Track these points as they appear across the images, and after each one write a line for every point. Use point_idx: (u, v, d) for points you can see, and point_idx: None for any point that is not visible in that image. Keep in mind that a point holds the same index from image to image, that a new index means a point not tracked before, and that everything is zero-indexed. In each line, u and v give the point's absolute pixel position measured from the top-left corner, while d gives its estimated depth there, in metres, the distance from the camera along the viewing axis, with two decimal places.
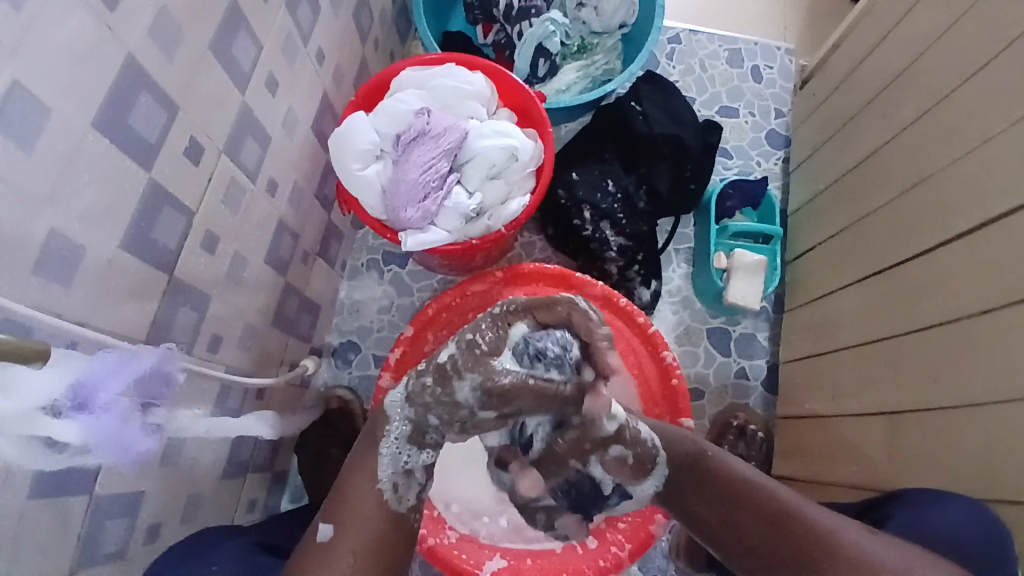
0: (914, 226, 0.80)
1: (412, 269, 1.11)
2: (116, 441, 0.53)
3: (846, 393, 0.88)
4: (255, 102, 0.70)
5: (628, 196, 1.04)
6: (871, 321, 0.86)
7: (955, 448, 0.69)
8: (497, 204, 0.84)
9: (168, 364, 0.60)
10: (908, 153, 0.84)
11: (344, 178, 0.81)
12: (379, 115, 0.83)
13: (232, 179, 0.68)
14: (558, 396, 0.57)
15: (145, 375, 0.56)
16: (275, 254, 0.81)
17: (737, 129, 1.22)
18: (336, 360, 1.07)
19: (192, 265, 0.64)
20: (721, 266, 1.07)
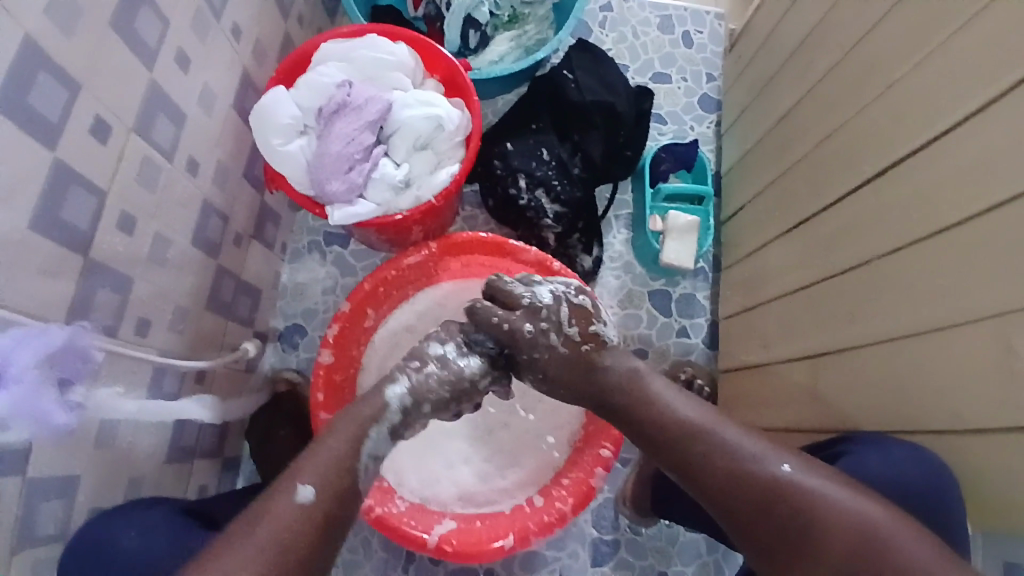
0: (828, 175, 0.84)
1: (353, 248, 1.12)
2: (33, 411, 0.52)
3: (776, 341, 0.93)
4: (167, 79, 0.69)
5: (563, 163, 1.06)
6: (797, 269, 0.89)
7: (869, 382, 0.73)
8: (426, 174, 0.85)
9: (84, 341, 0.60)
10: (821, 107, 0.87)
11: (268, 154, 0.80)
12: (299, 89, 0.82)
13: (147, 157, 0.67)
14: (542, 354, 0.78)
15: (60, 351, 0.56)
16: (203, 235, 0.81)
17: (671, 94, 1.24)
18: (281, 344, 1.07)
19: (111, 245, 0.63)
20: (657, 229, 1.10)
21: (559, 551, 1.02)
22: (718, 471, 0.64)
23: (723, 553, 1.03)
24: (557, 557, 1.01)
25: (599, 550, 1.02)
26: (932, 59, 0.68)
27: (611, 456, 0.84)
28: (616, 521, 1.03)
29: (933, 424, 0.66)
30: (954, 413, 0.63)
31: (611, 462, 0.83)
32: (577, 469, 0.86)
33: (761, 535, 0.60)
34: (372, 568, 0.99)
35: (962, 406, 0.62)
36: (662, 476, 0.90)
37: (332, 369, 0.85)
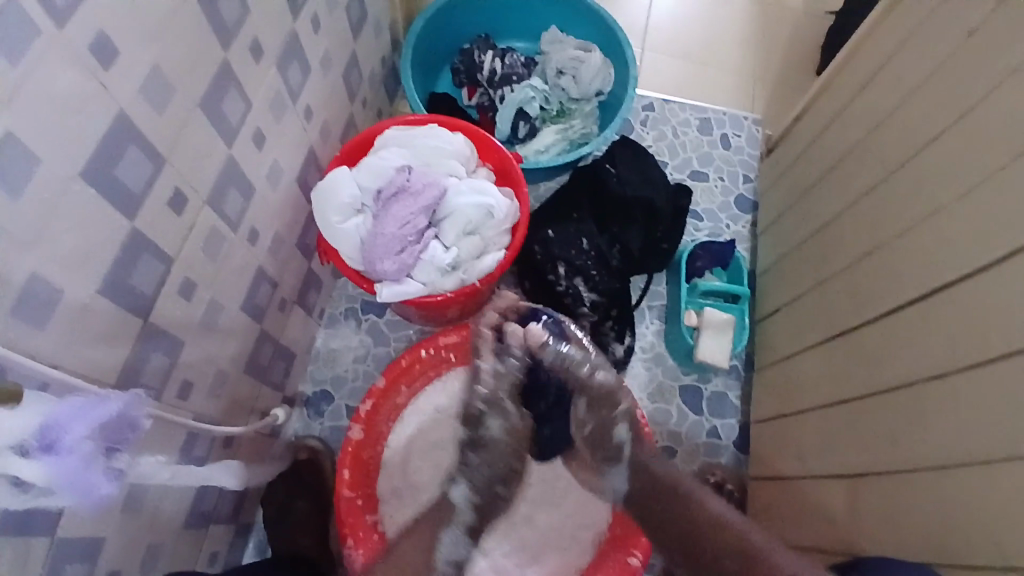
0: (870, 289, 0.84)
1: (388, 319, 1.13)
2: (80, 486, 0.47)
3: (813, 454, 0.90)
4: (241, 155, 0.73)
5: (601, 254, 1.09)
6: (836, 382, 0.88)
7: (911, 507, 0.70)
8: (472, 259, 0.87)
9: (138, 407, 0.57)
10: (864, 221, 0.89)
11: (324, 228, 0.83)
12: (362, 171, 0.86)
13: (214, 228, 0.70)
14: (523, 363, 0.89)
15: (113, 420, 0.52)
16: (252, 301, 0.83)
17: (708, 192, 1.28)
18: (307, 410, 1.06)
19: (169, 310, 0.65)
20: (692, 323, 1.11)
21: None
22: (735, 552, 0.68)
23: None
24: None
25: None
26: (977, 192, 0.69)
27: (639, 565, 0.82)
28: None
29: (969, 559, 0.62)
30: (994, 547, 0.59)
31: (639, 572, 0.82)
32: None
33: None
34: None
35: (1004, 543, 0.58)
36: None
37: (362, 445, 0.84)
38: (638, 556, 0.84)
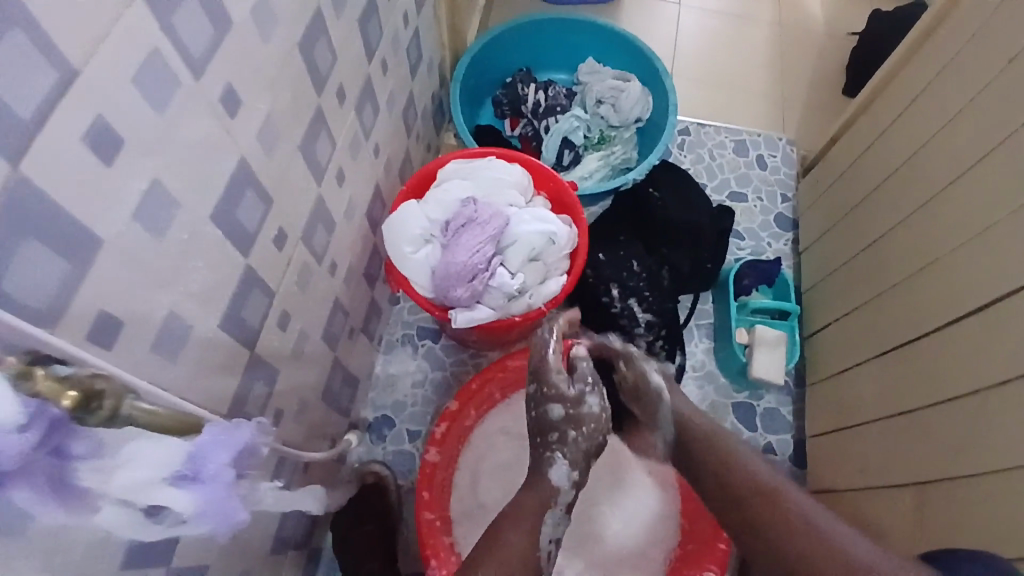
0: (927, 302, 0.86)
1: (444, 344, 1.16)
2: (219, 512, 0.50)
3: (875, 467, 0.91)
4: (327, 192, 0.77)
5: (652, 275, 1.12)
6: (895, 395, 0.90)
7: (986, 513, 0.71)
8: (536, 284, 0.91)
9: (259, 437, 0.60)
10: (916, 237, 0.91)
11: (396, 259, 0.87)
12: (429, 203, 0.90)
13: (305, 261, 0.74)
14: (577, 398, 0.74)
15: (244, 449, 0.54)
16: (329, 330, 0.86)
17: (747, 212, 1.31)
18: (370, 435, 1.09)
19: (269, 340, 0.69)
20: (743, 341, 1.13)
21: None
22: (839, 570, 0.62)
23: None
24: None
25: None
26: None
27: None
28: None
29: None
30: None
31: None
32: None
33: None
34: None
35: None
36: None
37: (437, 467, 0.87)
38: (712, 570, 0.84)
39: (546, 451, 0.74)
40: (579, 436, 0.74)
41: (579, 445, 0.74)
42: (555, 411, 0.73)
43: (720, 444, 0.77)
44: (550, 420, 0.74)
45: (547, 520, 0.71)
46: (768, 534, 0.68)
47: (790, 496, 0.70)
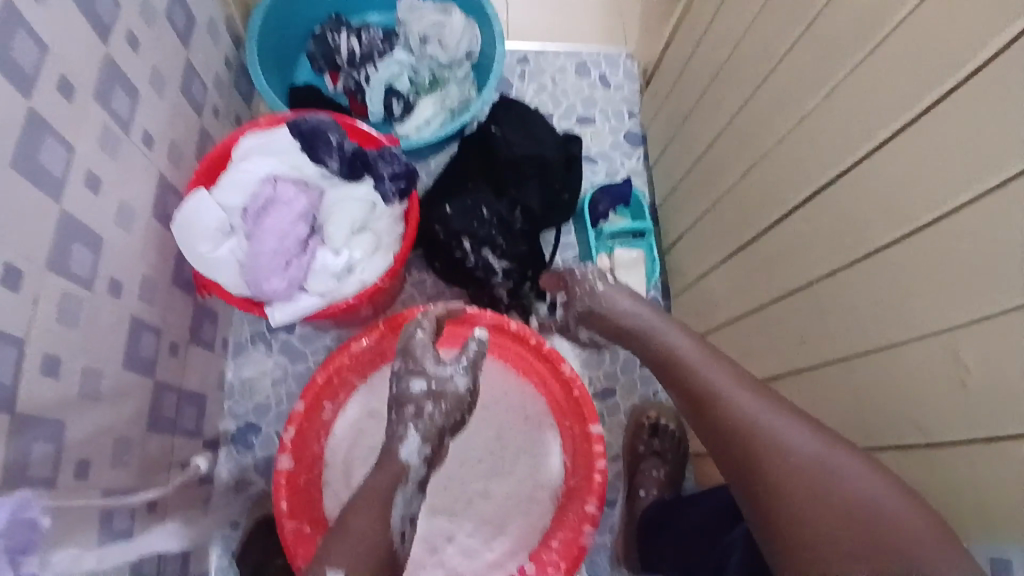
0: (760, 200, 0.87)
1: (301, 333, 1.08)
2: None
3: (737, 364, 0.95)
4: (77, 206, 0.65)
5: (503, 220, 1.06)
6: (744, 294, 0.92)
7: (831, 396, 0.76)
8: (367, 257, 0.83)
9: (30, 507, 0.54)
10: (744, 137, 0.90)
11: (196, 262, 0.76)
12: (223, 190, 0.79)
13: (66, 291, 0.63)
14: (449, 389, 0.71)
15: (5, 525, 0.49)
16: (137, 355, 0.76)
17: (597, 134, 1.28)
18: (235, 446, 1.01)
19: (37, 393, 0.59)
20: (605, 267, 1.12)
21: None
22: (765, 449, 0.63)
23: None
24: None
25: None
26: (835, 96, 0.71)
27: (596, 511, 0.83)
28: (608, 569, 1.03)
29: (892, 439, 0.67)
30: (913, 425, 0.65)
31: (598, 518, 0.82)
32: (564, 529, 0.85)
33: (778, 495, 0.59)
34: None
35: (920, 418, 0.64)
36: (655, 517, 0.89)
37: (296, 474, 0.82)
38: (594, 503, 0.84)
39: (399, 425, 0.70)
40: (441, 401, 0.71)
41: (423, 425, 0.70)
42: (416, 383, 0.71)
43: (650, 337, 0.80)
44: (407, 394, 0.71)
45: (397, 498, 0.66)
46: (716, 414, 0.67)
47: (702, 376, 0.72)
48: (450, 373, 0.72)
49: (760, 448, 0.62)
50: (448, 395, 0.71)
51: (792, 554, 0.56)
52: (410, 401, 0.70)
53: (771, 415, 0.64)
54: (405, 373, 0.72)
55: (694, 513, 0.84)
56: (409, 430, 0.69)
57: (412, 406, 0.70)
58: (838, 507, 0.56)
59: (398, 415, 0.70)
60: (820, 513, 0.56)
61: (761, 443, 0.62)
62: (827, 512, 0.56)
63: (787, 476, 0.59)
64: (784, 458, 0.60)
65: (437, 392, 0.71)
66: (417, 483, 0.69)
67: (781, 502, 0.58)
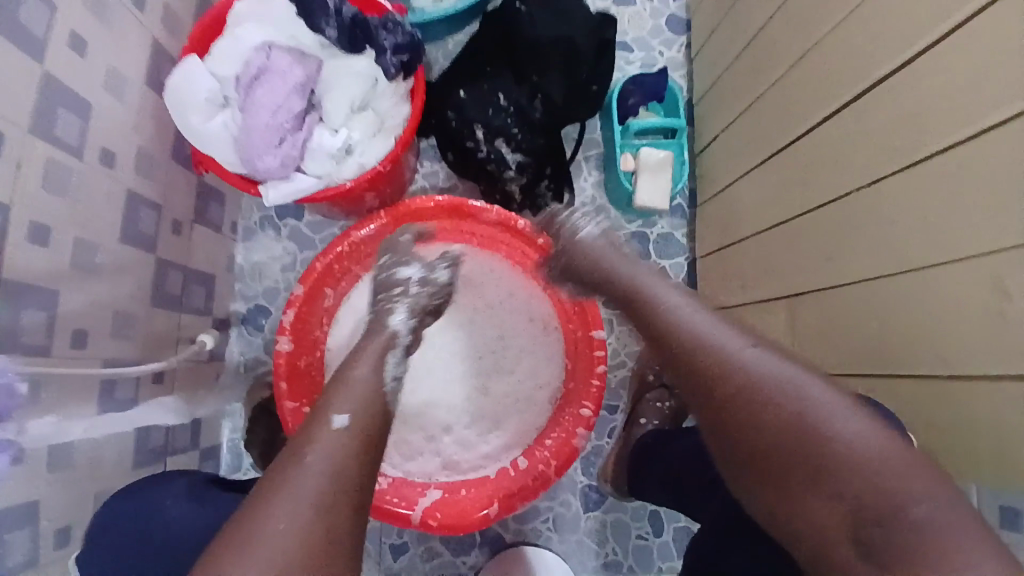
0: (806, 101, 0.77)
1: (309, 220, 1.06)
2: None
3: (756, 281, 0.90)
4: (58, 67, 0.61)
5: (521, 109, 0.98)
6: (773, 205, 0.84)
7: (857, 319, 0.70)
8: (367, 139, 0.79)
9: (3, 374, 0.55)
10: (797, 24, 0.79)
11: (188, 134, 0.73)
12: (215, 57, 0.74)
13: (50, 158, 0.60)
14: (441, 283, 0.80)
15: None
16: (136, 230, 0.75)
17: (636, 18, 1.14)
18: (246, 327, 1.03)
19: (24, 262, 0.58)
20: (629, 168, 1.04)
21: (552, 501, 1.07)
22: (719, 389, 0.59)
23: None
24: (550, 506, 1.06)
25: (590, 498, 1.07)
26: None
27: (591, 416, 0.83)
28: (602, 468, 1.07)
29: (916, 369, 0.63)
30: (939, 358, 0.60)
31: (592, 422, 0.83)
32: (559, 430, 0.86)
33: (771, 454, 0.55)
34: (368, 538, 1.04)
35: (950, 351, 0.58)
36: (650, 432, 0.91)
37: (297, 356, 0.84)
38: (588, 407, 0.84)
39: (388, 301, 0.75)
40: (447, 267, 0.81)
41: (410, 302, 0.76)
42: (405, 270, 0.78)
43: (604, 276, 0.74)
44: (397, 277, 0.77)
45: (393, 353, 0.70)
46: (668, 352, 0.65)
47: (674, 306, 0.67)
48: (440, 269, 0.80)
49: (718, 384, 0.59)
50: (436, 284, 0.79)
51: (788, 496, 0.54)
52: (404, 283, 0.77)
53: (742, 348, 0.60)
54: (395, 263, 0.78)
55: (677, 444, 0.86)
56: (398, 305, 0.75)
57: (403, 293, 0.76)
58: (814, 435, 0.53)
59: (384, 298, 0.76)
60: (794, 450, 0.54)
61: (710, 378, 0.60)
62: (795, 442, 0.54)
63: (749, 410, 0.57)
64: (750, 390, 0.57)
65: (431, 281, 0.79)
66: (405, 348, 0.73)
67: (743, 433, 0.57)
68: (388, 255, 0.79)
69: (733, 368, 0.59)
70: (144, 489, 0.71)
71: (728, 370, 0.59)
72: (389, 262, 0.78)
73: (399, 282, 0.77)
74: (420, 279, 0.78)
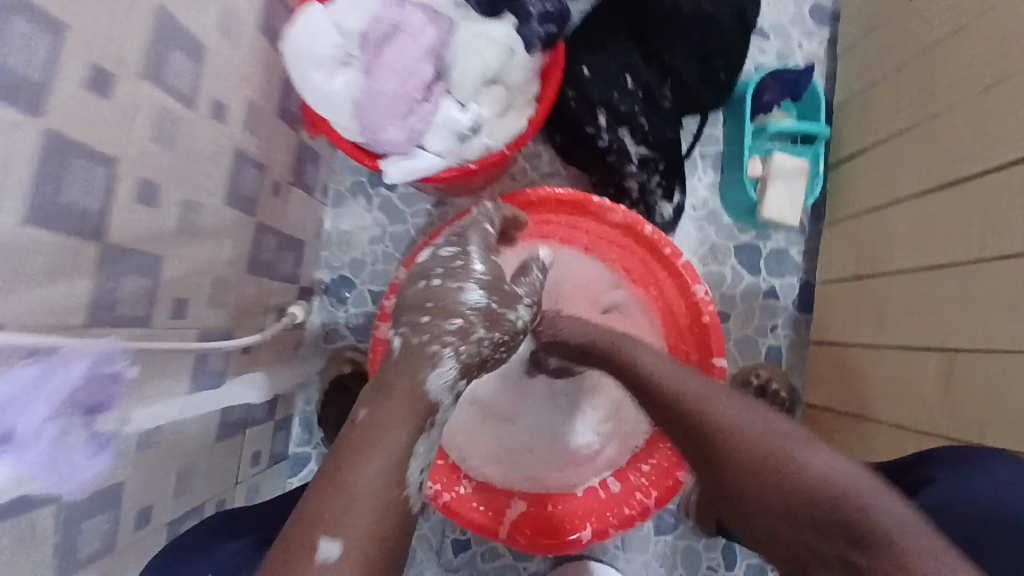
0: (994, 126, 0.67)
1: (402, 192, 0.99)
2: (54, 467, 0.46)
3: (892, 322, 0.80)
4: (178, 2, 0.53)
5: (649, 95, 0.90)
6: (930, 244, 0.75)
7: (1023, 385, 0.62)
8: (495, 118, 0.72)
9: (111, 362, 0.49)
10: (997, 34, 0.68)
11: (306, 91, 0.66)
12: (340, 6, 0.66)
13: (164, 109, 0.53)
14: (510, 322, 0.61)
15: (87, 383, 0.47)
16: (238, 191, 0.69)
17: (777, 2, 1.02)
18: (328, 298, 0.98)
19: (130, 224, 0.52)
20: (756, 173, 0.95)
21: None
22: (744, 448, 0.54)
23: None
24: None
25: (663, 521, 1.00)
26: None
27: None
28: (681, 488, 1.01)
29: None
30: None
31: None
32: (658, 457, 0.80)
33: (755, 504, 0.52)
34: (431, 527, 1.00)
35: None
36: None
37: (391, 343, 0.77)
38: None
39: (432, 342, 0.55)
40: (530, 304, 0.64)
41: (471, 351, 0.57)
42: (470, 293, 0.58)
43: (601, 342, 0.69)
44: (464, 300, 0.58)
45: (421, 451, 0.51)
46: (676, 415, 0.61)
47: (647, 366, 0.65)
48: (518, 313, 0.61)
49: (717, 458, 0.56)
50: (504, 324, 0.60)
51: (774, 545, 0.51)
52: (466, 312, 0.57)
53: (728, 406, 0.57)
54: (461, 273, 0.59)
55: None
56: (447, 356, 0.55)
57: (470, 313, 0.57)
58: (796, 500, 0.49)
59: (428, 320, 0.57)
60: (783, 495, 0.50)
61: (718, 442, 0.56)
62: (772, 519, 0.51)
63: (744, 469, 0.53)
64: (742, 440, 0.54)
65: (506, 314, 0.60)
66: (442, 423, 0.55)
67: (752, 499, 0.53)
68: (453, 268, 0.59)
69: (756, 428, 0.55)
70: (207, 535, 0.65)
71: (742, 427, 0.55)
72: (445, 276, 0.59)
73: (462, 315, 0.57)
74: (494, 300, 0.60)
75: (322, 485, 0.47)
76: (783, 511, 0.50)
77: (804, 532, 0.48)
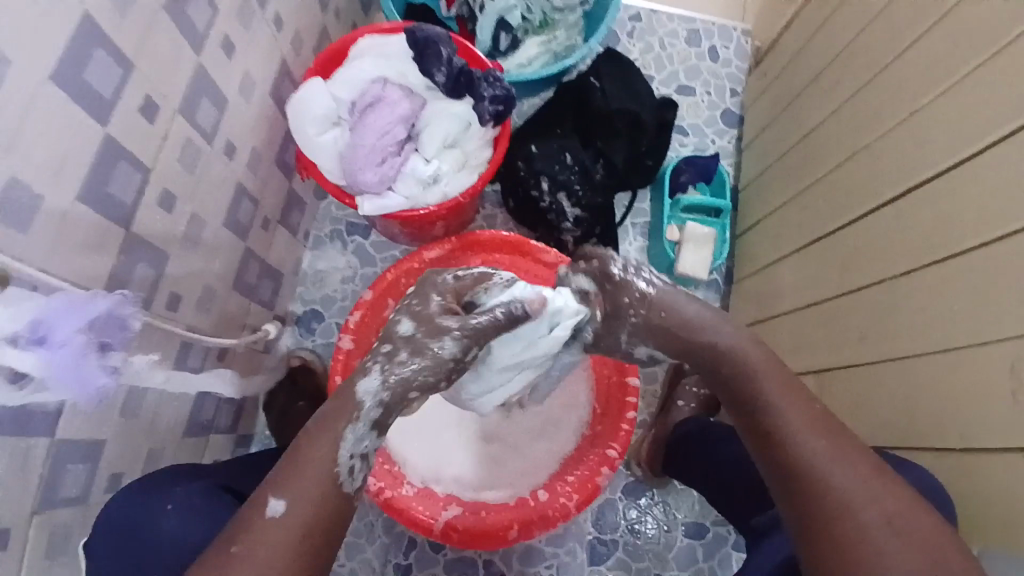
0: (847, 196, 0.85)
1: (374, 240, 1.14)
2: (75, 377, 0.55)
3: (786, 355, 0.95)
4: (211, 63, 0.70)
5: (585, 169, 1.07)
6: (811, 289, 0.91)
7: (878, 393, 0.75)
8: (453, 172, 0.88)
9: (126, 309, 0.62)
10: (845, 128, 0.89)
11: (302, 140, 0.84)
12: (337, 82, 0.86)
13: (188, 139, 0.69)
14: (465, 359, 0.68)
15: (102, 318, 0.58)
16: (234, 218, 0.83)
17: (694, 107, 1.26)
18: (299, 328, 1.09)
19: (149, 221, 0.65)
20: (674, 238, 1.12)
21: (557, 549, 1.06)
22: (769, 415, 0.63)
23: (730, 530, 1.08)
24: (555, 553, 1.06)
25: (595, 551, 1.06)
26: (955, 90, 0.70)
27: (617, 456, 0.87)
28: (615, 523, 1.08)
29: (935, 443, 0.67)
30: (956, 432, 0.64)
31: (617, 462, 0.87)
32: (583, 467, 0.89)
33: (818, 503, 0.55)
34: (375, 553, 1.04)
35: (964, 426, 0.63)
36: (675, 449, 0.98)
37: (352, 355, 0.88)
38: (615, 449, 0.89)
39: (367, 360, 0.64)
40: (460, 335, 0.66)
41: (396, 369, 0.64)
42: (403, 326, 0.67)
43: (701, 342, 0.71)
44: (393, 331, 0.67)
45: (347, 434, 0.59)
46: (759, 415, 0.64)
47: (730, 353, 0.70)
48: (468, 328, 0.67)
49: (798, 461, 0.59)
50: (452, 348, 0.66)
51: (826, 542, 0.53)
52: (396, 339, 0.65)
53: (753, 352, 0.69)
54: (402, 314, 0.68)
55: (712, 446, 0.90)
56: (373, 367, 0.63)
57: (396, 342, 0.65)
58: (908, 550, 0.51)
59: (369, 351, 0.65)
60: (843, 489, 0.55)
61: (772, 415, 0.63)
62: (874, 529, 0.52)
63: (825, 484, 0.56)
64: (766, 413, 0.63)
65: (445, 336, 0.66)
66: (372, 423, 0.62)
67: (832, 512, 0.54)
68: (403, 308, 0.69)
69: (774, 410, 0.63)
70: (184, 471, 0.72)
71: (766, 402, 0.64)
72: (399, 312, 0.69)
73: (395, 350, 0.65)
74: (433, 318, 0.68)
75: (307, 440, 0.59)
76: (897, 544, 0.51)
77: (845, 541, 0.53)
